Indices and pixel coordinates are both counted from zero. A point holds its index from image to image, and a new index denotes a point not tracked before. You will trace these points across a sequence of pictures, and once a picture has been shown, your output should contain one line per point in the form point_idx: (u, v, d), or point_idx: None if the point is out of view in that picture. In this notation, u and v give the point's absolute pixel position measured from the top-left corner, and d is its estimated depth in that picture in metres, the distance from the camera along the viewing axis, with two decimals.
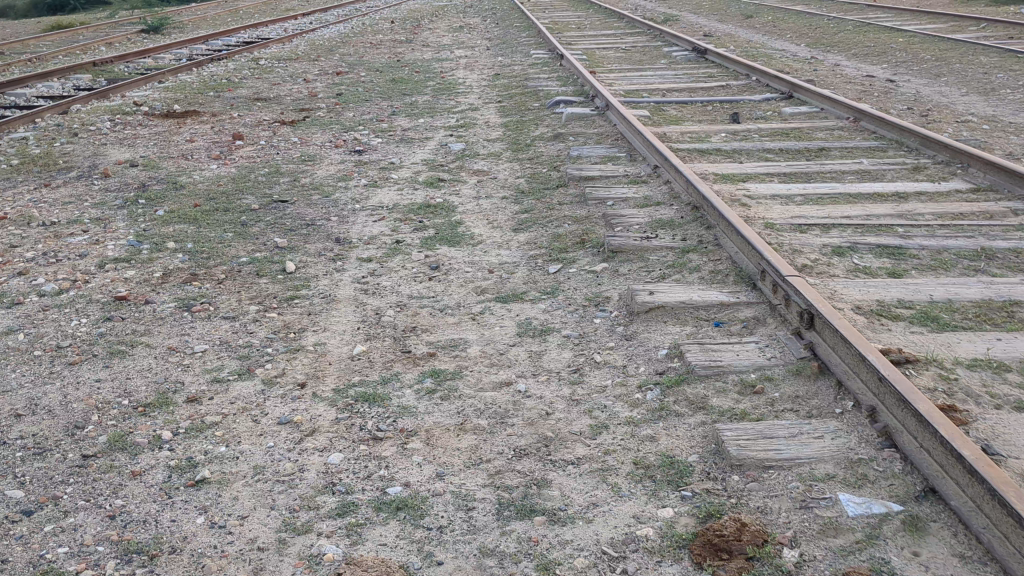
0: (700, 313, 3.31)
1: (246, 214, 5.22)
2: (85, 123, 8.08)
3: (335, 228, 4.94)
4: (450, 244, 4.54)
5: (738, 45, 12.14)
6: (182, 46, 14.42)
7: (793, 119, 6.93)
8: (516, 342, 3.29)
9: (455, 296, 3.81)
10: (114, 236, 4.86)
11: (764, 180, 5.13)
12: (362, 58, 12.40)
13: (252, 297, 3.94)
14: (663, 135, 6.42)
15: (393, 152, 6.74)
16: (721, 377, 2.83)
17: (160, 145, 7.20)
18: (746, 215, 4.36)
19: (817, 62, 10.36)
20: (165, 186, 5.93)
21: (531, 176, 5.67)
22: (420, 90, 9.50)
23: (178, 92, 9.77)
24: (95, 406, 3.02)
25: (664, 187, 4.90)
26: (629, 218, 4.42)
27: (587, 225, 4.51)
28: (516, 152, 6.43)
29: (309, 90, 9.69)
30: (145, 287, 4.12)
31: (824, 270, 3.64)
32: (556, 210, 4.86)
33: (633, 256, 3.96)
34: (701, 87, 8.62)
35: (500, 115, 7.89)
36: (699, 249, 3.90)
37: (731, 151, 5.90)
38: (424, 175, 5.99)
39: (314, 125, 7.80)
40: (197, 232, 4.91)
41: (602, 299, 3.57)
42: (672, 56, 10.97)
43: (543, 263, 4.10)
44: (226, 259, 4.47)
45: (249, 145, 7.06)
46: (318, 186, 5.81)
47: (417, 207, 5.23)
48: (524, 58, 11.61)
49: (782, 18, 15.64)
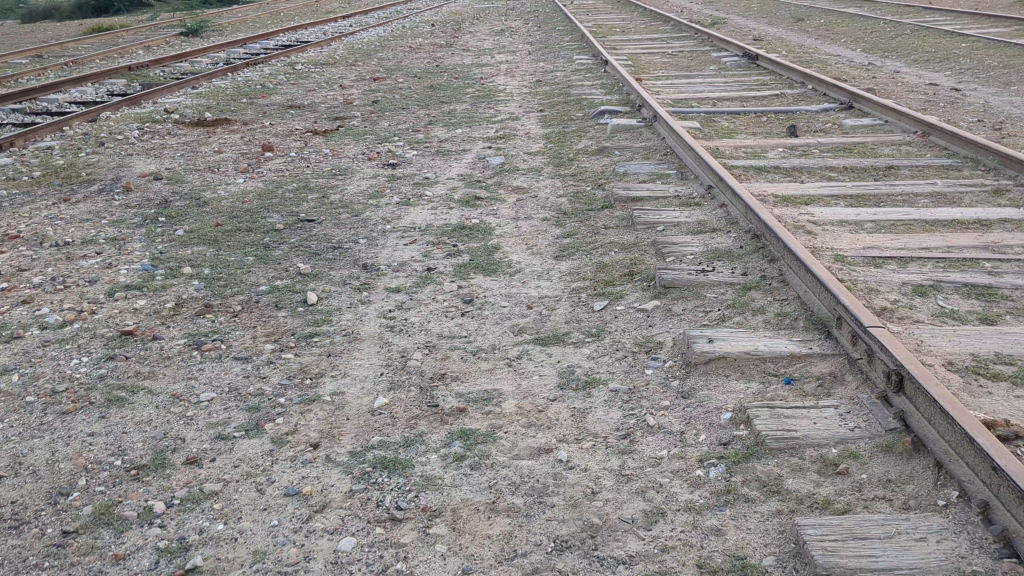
0: (767, 366, 2.91)
1: (269, 235, 4.90)
2: (113, 132, 7.84)
3: (362, 252, 4.59)
4: (485, 273, 4.17)
5: (790, 49, 11.67)
6: (220, 49, 14.25)
7: (855, 133, 6.48)
8: (557, 397, 2.91)
9: (490, 336, 3.44)
10: (129, 260, 4.56)
11: (830, 203, 4.70)
12: (400, 62, 12.11)
13: (267, 334, 3.60)
14: (715, 150, 6.02)
15: (429, 165, 6.40)
16: (796, 451, 2.43)
17: (187, 156, 6.93)
18: (812, 246, 3.95)
19: (876, 69, 9.88)
20: (188, 203, 5.63)
21: (574, 195, 5.29)
22: (459, 98, 9.17)
23: (211, 99, 9.52)
24: (84, 467, 2.69)
25: (719, 210, 4.50)
26: (682, 248, 4.03)
27: (635, 254, 4.12)
28: (558, 167, 6.05)
29: (345, 97, 9.40)
30: (155, 320, 3.81)
31: (907, 314, 3.22)
32: (601, 235, 4.48)
33: (687, 292, 3.56)
34: (754, 96, 8.19)
35: (542, 126, 7.52)
36: (763, 287, 3.49)
37: (791, 168, 5.47)
38: (460, 192, 5.64)
39: (347, 135, 7.49)
40: (216, 256, 4.59)
41: (654, 345, 3.18)
42: (721, 62, 10.55)
43: (586, 298, 3.71)
44: (244, 287, 4.14)
45: (278, 157, 6.76)
46: (347, 205, 5.48)
47: (452, 229, 4.88)
48: (567, 63, 11.24)
49: (836, 21, 15.11)
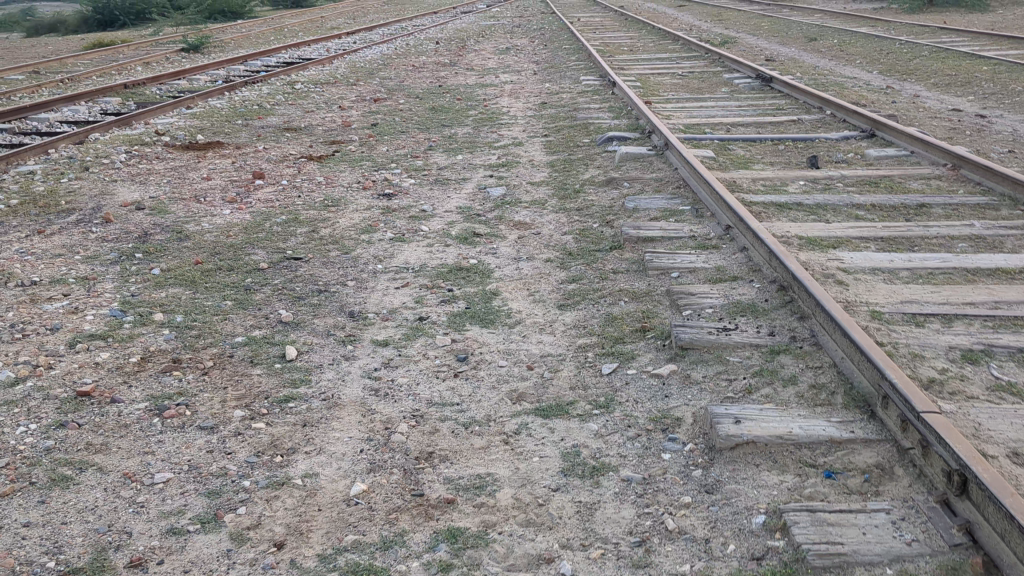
0: (803, 453, 2.53)
1: (252, 276, 4.54)
2: (100, 156, 7.50)
3: (350, 297, 4.22)
4: (482, 324, 3.80)
5: (804, 71, 11.32)
6: (219, 66, 13.96)
7: (879, 165, 6.13)
8: (560, 487, 2.53)
9: (486, 404, 3.06)
10: (97, 304, 4.19)
11: (859, 247, 4.33)
12: (403, 82, 11.80)
13: (237, 398, 3.23)
14: (732, 183, 5.65)
15: (427, 196, 6.05)
16: (844, 570, 2.05)
17: (174, 184, 6.58)
18: (845, 300, 3.58)
19: (894, 93, 9.53)
20: (168, 236, 5.27)
21: (580, 232, 4.93)
22: (461, 120, 8.84)
23: (204, 120, 9.19)
24: (10, 570, 2.31)
25: (740, 255, 4.14)
26: (700, 300, 3.65)
27: (648, 305, 3.75)
28: (564, 200, 5.69)
29: (343, 119, 9.07)
30: (117, 378, 3.43)
31: (958, 387, 2.84)
32: (610, 281, 4.10)
33: (707, 355, 3.19)
34: (770, 122, 7.84)
35: (547, 152, 7.17)
36: (792, 351, 3.12)
37: (814, 205, 5.11)
38: (459, 227, 5.27)
39: (343, 161, 7.15)
40: (191, 300, 4.22)
41: (672, 421, 2.80)
42: (733, 84, 10.22)
43: (594, 358, 3.33)
44: (218, 339, 3.77)
45: (268, 186, 6.41)
46: (337, 240, 5.11)
47: (448, 270, 4.51)
48: (573, 83, 10.92)
49: (850, 41, 14.80)
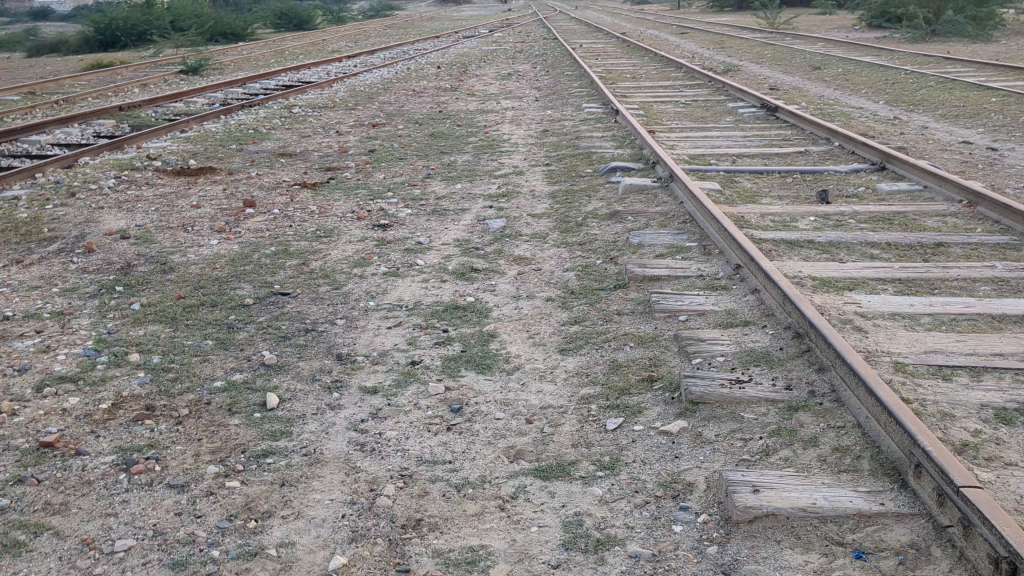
0: (829, 529, 2.30)
1: (236, 313, 4.31)
2: (88, 181, 7.29)
3: (338, 337, 3.99)
4: (478, 369, 3.57)
5: (809, 101, 11.15)
6: (217, 88, 13.80)
7: (892, 200, 5.92)
8: (561, 563, 2.29)
9: (481, 463, 2.82)
10: (71, 342, 3.96)
11: (876, 289, 4.11)
12: (402, 107, 11.64)
13: (212, 451, 2.99)
14: (740, 217, 5.44)
15: (424, 227, 5.83)
16: None
17: (162, 211, 6.36)
18: (866, 349, 3.35)
19: (902, 125, 9.35)
20: (151, 268, 5.05)
21: (582, 269, 4.71)
22: (460, 147, 8.65)
23: (198, 144, 8.99)
24: None
25: (751, 297, 3.91)
26: (710, 347, 3.42)
27: (655, 352, 3.52)
28: (566, 233, 5.47)
29: (340, 145, 8.88)
30: (84, 427, 3.19)
31: (995, 452, 2.60)
32: (614, 324, 3.87)
33: (720, 410, 2.95)
34: (777, 154, 7.65)
35: (548, 182, 6.96)
36: (812, 408, 2.89)
37: (827, 242, 4.89)
38: (455, 261, 5.05)
39: (338, 189, 6.94)
40: (170, 339, 3.99)
41: (683, 486, 2.56)
42: (738, 113, 10.05)
43: (597, 411, 3.10)
44: (195, 383, 3.53)
45: (259, 215, 6.19)
46: (328, 274, 4.89)
47: (443, 309, 4.28)
48: (575, 111, 10.75)
49: (854, 70, 14.66)
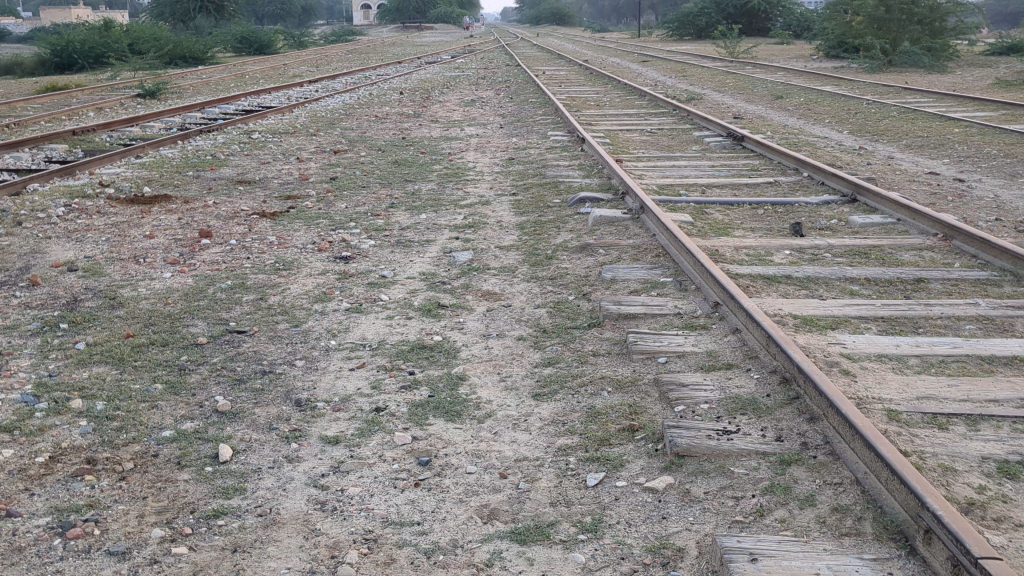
0: None
1: (188, 353, 4.06)
2: (36, 209, 6.98)
3: (297, 381, 3.76)
4: (447, 416, 3.35)
5: (774, 130, 11.10)
6: (175, 113, 13.50)
7: (866, 233, 5.82)
8: None
9: (452, 525, 2.60)
10: (8, 386, 3.69)
11: (860, 329, 3.97)
12: (364, 133, 11.43)
13: (159, 512, 2.74)
14: (714, 251, 5.29)
15: (388, 259, 5.62)
16: None
17: (112, 242, 6.08)
18: (856, 395, 3.19)
19: (869, 155, 9.32)
20: (99, 303, 4.78)
21: (554, 305, 4.52)
22: (424, 175, 8.45)
23: (153, 171, 8.70)
24: None
25: (732, 338, 3.75)
26: (693, 394, 3.25)
27: (635, 398, 3.33)
28: (535, 266, 5.29)
29: (301, 172, 8.65)
30: (17, 484, 2.93)
31: (1003, 512, 2.44)
32: (589, 366, 3.68)
33: (707, 464, 2.77)
34: (746, 184, 7.54)
35: (515, 213, 6.78)
36: (805, 462, 2.72)
37: (805, 277, 4.75)
38: (421, 297, 4.83)
39: (298, 219, 6.71)
40: (116, 383, 3.73)
41: (672, 552, 2.37)
42: (705, 142, 9.96)
43: (576, 464, 2.90)
44: (142, 433, 3.28)
45: (216, 246, 5.93)
46: (287, 311, 4.66)
47: (408, 348, 4.06)
48: (541, 138, 10.61)
49: (817, 99, 14.72)
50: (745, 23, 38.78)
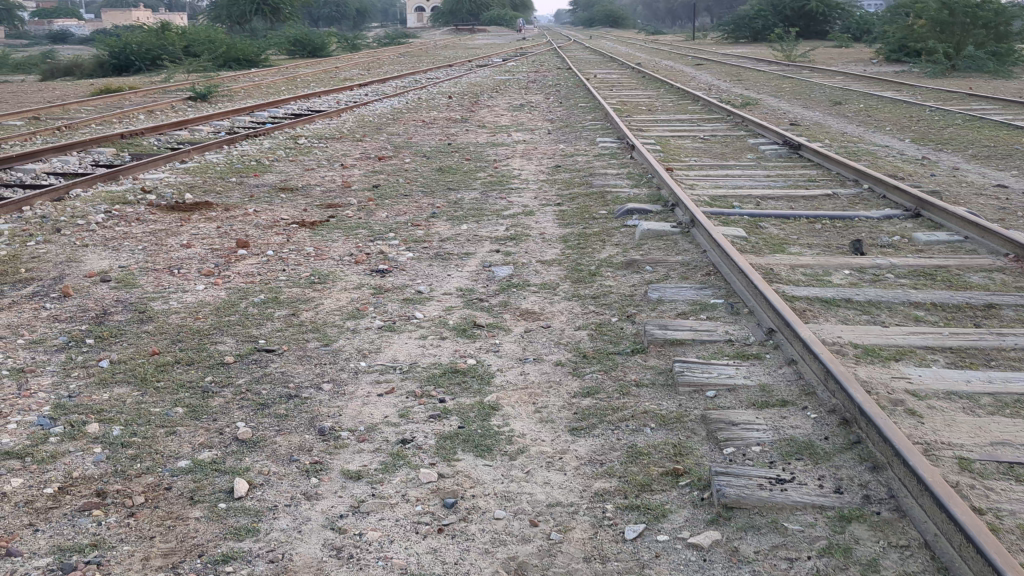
0: None
1: (213, 373, 3.91)
2: (76, 216, 6.92)
3: (322, 406, 3.57)
4: (476, 451, 3.14)
5: (831, 138, 10.74)
6: (224, 116, 13.50)
7: (931, 252, 5.49)
8: None
9: None
10: (26, 407, 3.56)
11: (926, 361, 3.67)
12: (410, 138, 11.29)
13: (165, 554, 2.57)
14: (768, 270, 5.02)
15: (426, 273, 5.43)
16: None
17: (149, 251, 5.98)
18: (924, 441, 2.92)
19: (932, 165, 8.93)
20: (128, 317, 4.65)
21: (596, 327, 4.29)
22: (468, 183, 8.27)
23: (196, 176, 8.63)
24: None
25: (787, 371, 3.49)
26: (743, 435, 3.00)
27: (681, 436, 3.09)
28: (578, 283, 5.06)
29: (344, 179, 8.51)
30: (22, 518, 2.78)
31: None
32: (632, 398, 3.44)
33: (758, 519, 2.53)
34: (803, 196, 7.23)
35: (561, 224, 6.56)
36: (867, 520, 2.47)
37: (866, 301, 4.45)
38: (457, 315, 4.63)
39: (337, 229, 6.55)
40: (136, 406, 3.58)
41: None
42: (760, 150, 9.64)
43: (614, 512, 2.67)
44: (157, 463, 3.12)
45: (252, 257, 5.80)
46: (318, 328, 4.48)
47: (441, 373, 3.86)
48: (589, 145, 10.37)
49: (877, 106, 14.27)
50: (803, 25, 38.08)
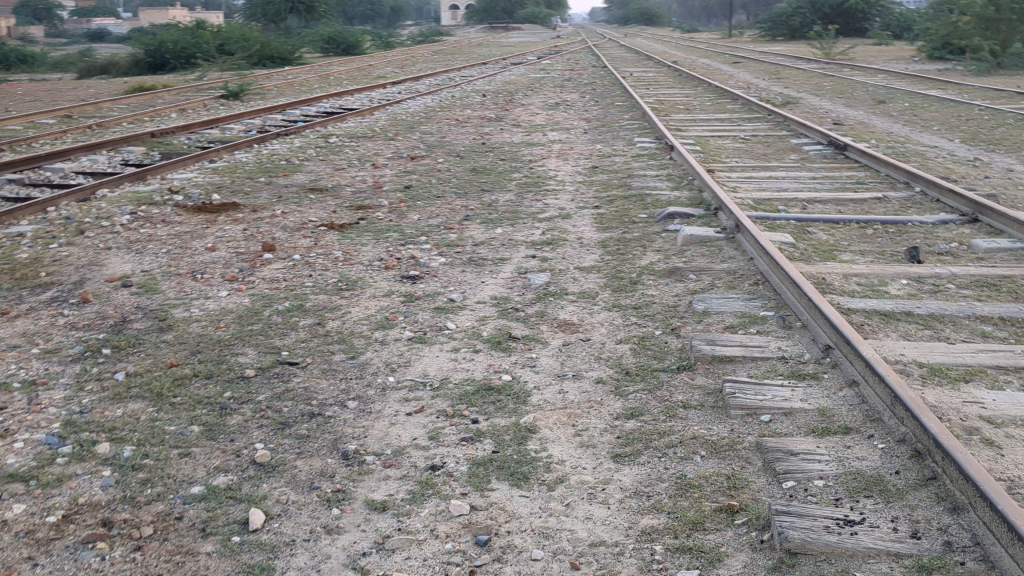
0: None
1: (233, 388, 3.70)
2: (101, 217, 6.76)
3: (347, 426, 3.34)
4: (512, 480, 2.89)
5: (878, 138, 10.37)
6: (255, 114, 13.35)
7: (994, 260, 5.17)
8: None
9: None
10: (34, 424, 3.36)
11: (999, 383, 3.37)
12: (443, 137, 11.09)
13: None
14: (820, 279, 4.72)
15: (458, 279, 5.19)
16: None
17: (173, 255, 5.80)
18: (1007, 478, 2.63)
19: (986, 166, 8.56)
20: (148, 326, 4.46)
21: (638, 341, 4.02)
22: (502, 184, 8.03)
23: (225, 176, 8.47)
24: None
25: (849, 393, 3.21)
26: (804, 466, 2.73)
27: (735, 467, 2.82)
28: (618, 292, 4.80)
29: (375, 179, 8.30)
30: (21, 550, 2.58)
31: None
32: (679, 422, 3.18)
33: (826, 567, 2.26)
34: (852, 199, 6.91)
35: (599, 228, 6.30)
36: (951, 571, 2.19)
37: (928, 314, 4.14)
38: (491, 326, 4.39)
39: (366, 231, 6.35)
40: (150, 424, 3.38)
41: None
42: (803, 150, 9.31)
43: (663, 555, 2.41)
44: (168, 489, 2.91)
45: (278, 261, 5.59)
46: (344, 339, 4.26)
47: (473, 390, 3.62)
48: (626, 145, 10.10)
49: (923, 104, 13.87)
50: (841, 23, 37.44)
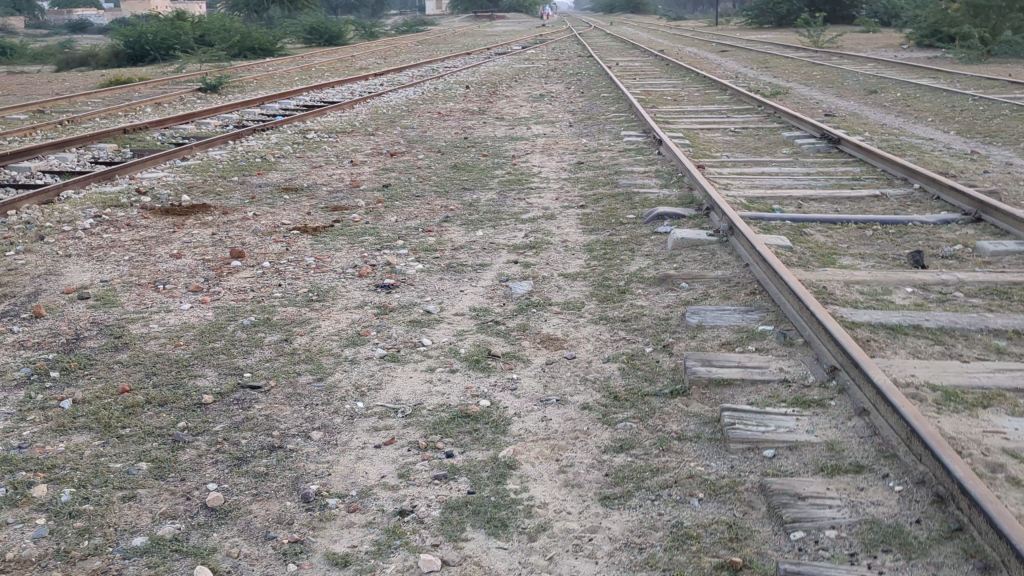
0: None
1: (187, 418, 3.39)
2: (63, 221, 6.43)
3: (310, 462, 3.05)
4: (489, 528, 2.60)
5: (871, 130, 10.11)
6: (232, 108, 12.99)
7: (1000, 263, 4.90)
8: None
9: None
10: None
11: (1020, 409, 3.10)
12: (425, 132, 10.77)
13: None
14: (819, 287, 4.45)
15: (436, 288, 4.90)
16: None
17: (135, 262, 5.48)
18: None
19: (983, 160, 8.31)
20: (102, 344, 4.15)
21: (627, 360, 3.74)
22: (485, 182, 7.73)
23: (196, 175, 8.14)
24: None
25: (859, 425, 2.93)
26: (814, 514, 2.46)
27: (737, 515, 2.54)
28: (606, 303, 4.51)
29: (352, 178, 7.99)
30: None
31: None
32: (674, 457, 2.90)
33: None
34: (847, 196, 6.64)
35: (585, 229, 6.02)
36: None
37: (937, 328, 3.87)
38: (470, 342, 4.10)
39: (341, 235, 6.04)
40: (94, 461, 3.07)
41: None
42: (795, 144, 9.04)
43: None
44: (107, 541, 2.61)
45: (246, 269, 5.29)
46: (312, 357, 3.96)
47: (449, 418, 3.33)
48: (613, 139, 9.81)
49: (915, 94, 13.62)
50: (828, 11, 37.21)
